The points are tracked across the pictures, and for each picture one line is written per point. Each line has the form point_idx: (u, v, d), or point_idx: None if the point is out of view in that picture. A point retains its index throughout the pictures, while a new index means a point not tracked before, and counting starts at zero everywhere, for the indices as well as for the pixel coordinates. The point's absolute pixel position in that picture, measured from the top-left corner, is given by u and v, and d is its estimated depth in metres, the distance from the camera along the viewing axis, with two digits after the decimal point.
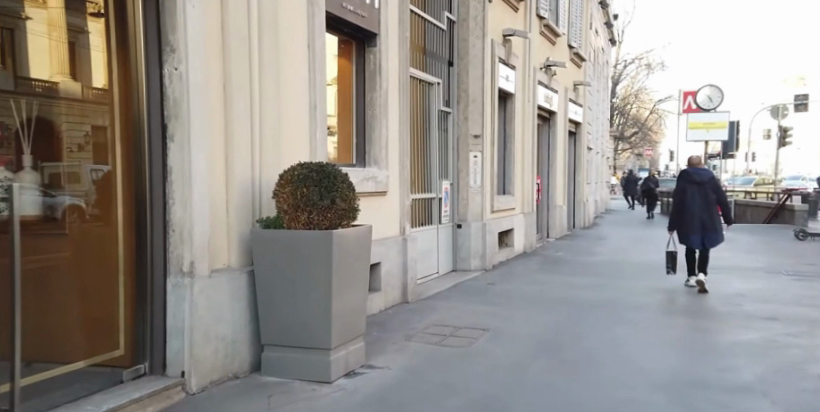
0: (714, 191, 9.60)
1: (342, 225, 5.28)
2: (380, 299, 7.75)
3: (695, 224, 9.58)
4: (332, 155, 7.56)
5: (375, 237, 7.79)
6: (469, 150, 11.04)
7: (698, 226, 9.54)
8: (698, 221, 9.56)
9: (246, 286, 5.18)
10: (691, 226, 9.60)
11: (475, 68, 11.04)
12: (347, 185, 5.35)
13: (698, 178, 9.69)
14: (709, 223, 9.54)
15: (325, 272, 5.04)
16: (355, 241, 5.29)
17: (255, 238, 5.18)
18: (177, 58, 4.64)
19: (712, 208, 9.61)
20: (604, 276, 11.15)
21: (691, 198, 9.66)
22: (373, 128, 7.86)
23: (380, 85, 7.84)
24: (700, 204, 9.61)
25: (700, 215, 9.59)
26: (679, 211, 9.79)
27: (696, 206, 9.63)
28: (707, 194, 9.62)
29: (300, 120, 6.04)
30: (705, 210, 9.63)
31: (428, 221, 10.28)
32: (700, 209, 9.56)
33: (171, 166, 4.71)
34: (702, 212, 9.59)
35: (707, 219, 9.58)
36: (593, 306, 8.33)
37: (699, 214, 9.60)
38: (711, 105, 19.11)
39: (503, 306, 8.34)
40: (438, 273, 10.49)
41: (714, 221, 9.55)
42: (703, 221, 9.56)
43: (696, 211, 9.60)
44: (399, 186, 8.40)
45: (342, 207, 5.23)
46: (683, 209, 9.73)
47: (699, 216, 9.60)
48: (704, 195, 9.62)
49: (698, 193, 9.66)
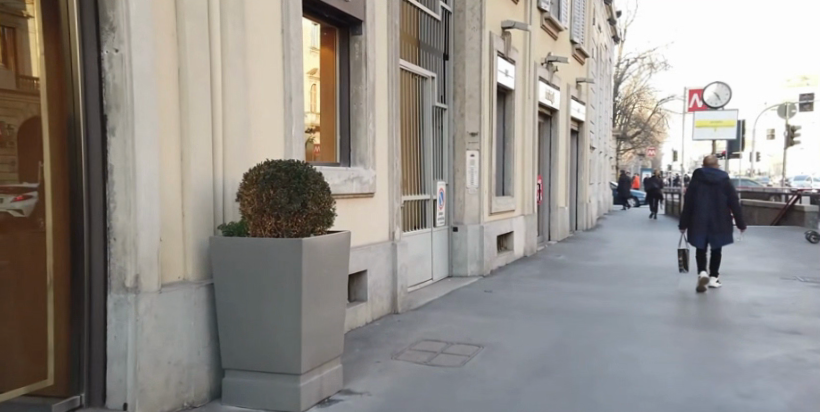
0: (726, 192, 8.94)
1: (315, 231, 4.66)
2: (365, 311, 7.12)
3: (701, 224, 8.99)
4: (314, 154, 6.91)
5: (361, 242, 7.15)
6: (465, 148, 10.40)
7: (703, 226, 8.95)
8: (705, 221, 8.96)
9: (205, 303, 4.54)
10: (697, 226, 9.03)
11: (472, 61, 10.42)
12: (320, 186, 4.71)
13: (711, 178, 9.06)
14: (715, 224, 8.93)
15: (294, 289, 4.41)
16: (328, 250, 4.65)
17: (215, 248, 4.55)
18: (118, 38, 4.01)
19: (721, 209, 8.99)
20: (609, 282, 10.49)
21: (700, 198, 9.05)
22: (358, 124, 7.21)
23: (366, 76, 7.19)
24: (709, 204, 8.99)
25: (707, 215, 8.98)
26: (688, 211, 9.19)
27: (704, 207, 9.02)
28: (718, 194, 8.99)
29: (270, 112, 5.44)
30: (713, 211, 9.01)
31: (421, 224, 9.64)
32: (708, 209, 8.94)
33: (112, 165, 4.08)
34: (710, 213, 8.98)
35: (715, 219, 8.97)
36: (598, 318, 7.70)
37: (708, 214, 9.00)
38: (719, 102, 18.28)
39: (502, 318, 7.69)
40: (432, 280, 9.85)
41: (723, 223, 8.95)
42: (710, 221, 8.96)
43: (704, 211, 9.00)
44: (388, 187, 7.76)
45: (314, 212, 4.60)
46: (692, 209, 9.12)
47: (706, 216, 9.00)
48: (715, 196, 8.99)
49: (708, 192, 9.04)
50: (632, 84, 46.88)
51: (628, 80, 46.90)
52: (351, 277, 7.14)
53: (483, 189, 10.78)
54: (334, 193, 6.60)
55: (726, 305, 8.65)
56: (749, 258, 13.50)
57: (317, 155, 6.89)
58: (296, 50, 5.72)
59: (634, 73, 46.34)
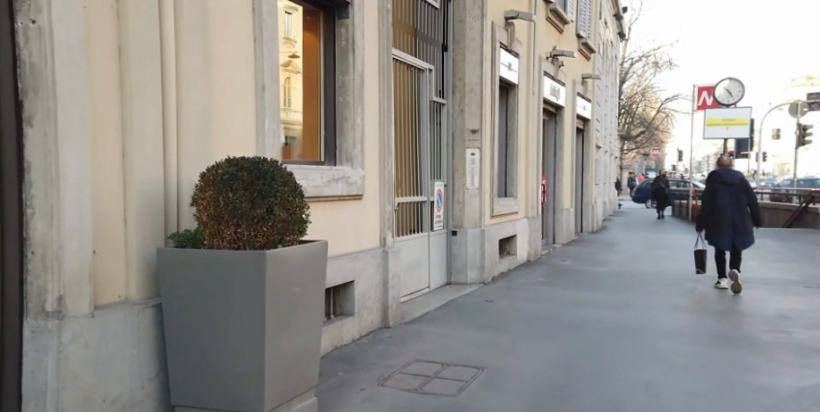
0: (746, 192, 8.98)
1: (284, 242, 3.93)
2: (352, 327, 6.38)
3: (727, 225, 8.96)
4: (295, 151, 6.17)
5: (347, 250, 6.43)
6: (465, 146, 9.67)
7: (729, 228, 8.91)
8: (730, 221, 8.95)
9: (151, 328, 3.84)
10: (722, 228, 8.98)
11: (472, 53, 9.69)
12: (291, 188, 3.99)
13: (729, 178, 9.09)
14: (739, 224, 8.94)
15: (254, 314, 3.70)
16: (298, 265, 3.94)
17: (162, 264, 3.84)
18: (37, 5, 3.31)
19: (743, 209, 9.03)
20: (620, 290, 9.75)
21: (722, 199, 9.03)
22: (344, 118, 6.49)
23: (353, 65, 6.47)
24: (731, 205, 8.97)
25: (731, 216, 8.98)
26: (709, 214, 9.16)
27: (727, 208, 9.01)
28: (739, 194, 9.01)
29: (238, 102, 4.73)
30: (735, 212, 9.03)
31: (417, 228, 8.93)
32: (732, 211, 8.92)
33: (30, 162, 3.37)
34: (733, 213, 8.98)
35: (738, 219, 9.01)
36: (611, 335, 6.98)
37: (731, 217, 8.96)
38: (730, 100, 18.16)
39: (504, 333, 6.98)
40: (428, 288, 9.14)
41: (746, 223, 8.97)
42: (735, 221, 8.96)
43: (727, 213, 8.96)
44: (379, 188, 7.05)
45: (282, 218, 3.88)
46: (715, 212, 9.08)
47: (729, 218, 8.99)
48: (736, 196, 8.98)
49: (729, 193, 9.03)
50: (637, 83, 46.22)
51: (632, 78, 46.24)
52: (336, 289, 6.42)
53: (484, 190, 10.06)
54: (317, 196, 5.87)
55: (749, 318, 7.94)
56: (764, 263, 12.79)
57: (298, 153, 6.15)
58: (271, 31, 5.01)
59: (637, 72, 45.69)
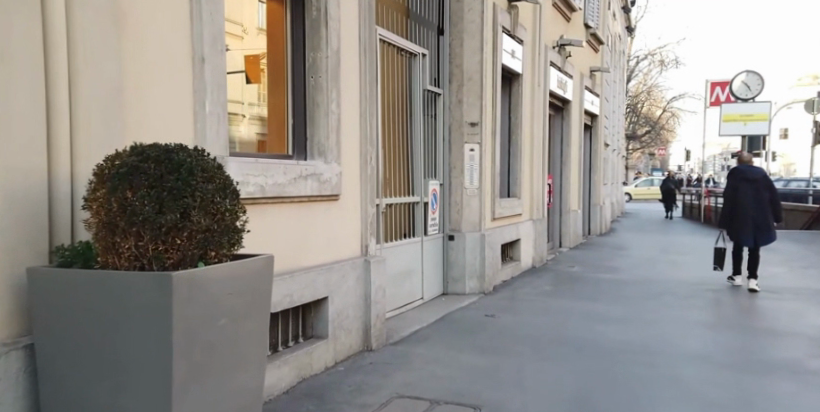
0: (769, 189, 8.73)
1: (207, 258, 2.88)
2: (326, 352, 5.37)
3: (748, 223, 8.72)
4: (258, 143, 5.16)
5: (320, 261, 5.40)
6: (464, 141, 8.64)
7: (750, 225, 8.69)
8: (751, 219, 8.71)
9: (23, 376, 2.91)
10: (743, 226, 8.74)
11: (471, 36, 8.64)
12: (217, 185, 2.94)
13: (751, 175, 8.80)
14: (762, 222, 8.70)
15: (155, 359, 2.68)
16: (225, 287, 2.90)
17: (34, 288, 2.84)
18: None
19: (766, 207, 8.75)
20: (637, 302, 8.72)
21: (743, 197, 8.75)
22: (316, 104, 5.47)
23: (327, 40, 5.45)
24: (754, 202, 8.73)
25: (753, 213, 8.73)
26: (730, 211, 8.89)
27: (749, 205, 8.74)
28: (761, 192, 8.74)
29: (165, 76, 3.76)
30: (757, 210, 8.76)
31: (409, 233, 7.89)
32: (754, 208, 8.69)
33: None
34: (755, 211, 8.72)
35: (759, 216, 8.76)
36: (630, 362, 5.97)
37: (753, 214, 8.74)
38: (748, 94, 17.22)
39: (507, 358, 5.97)
40: (421, 300, 8.12)
41: (769, 221, 8.72)
42: (757, 219, 8.72)
43: (750, 210, 8.72)
44: (361, 187, 6.01)
45: (203, 225, 2.83)
46: (736, 209, 8.82)
47: (752, 215, 8.74)
48: (758, 193, 8.73)
49: (751, 191, 8.76)
50: (642, 81, 45.30)
51: (637, 78, 45.33)
52: (307, 306, 5.38)
53: (484, 190, 9.01)
54: (279, 195, 4.81)
55: (788, 337, 6.94)
56: (791, 269, 11.75)
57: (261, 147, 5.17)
58: None
59: (643, 70, 44.78)
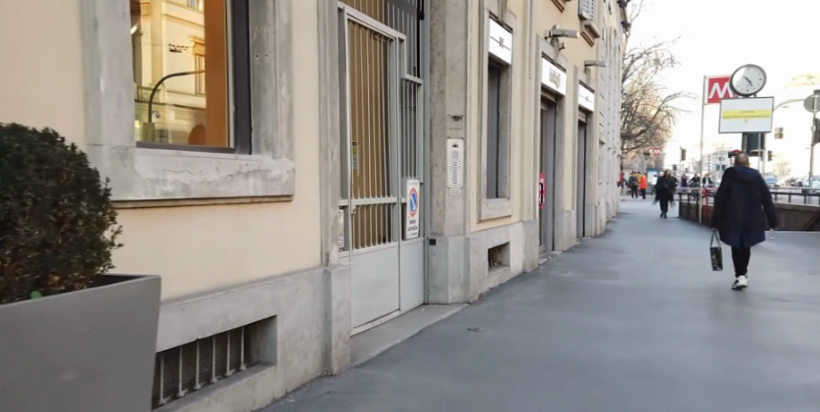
0: (762, 191, 8.02)
1: (45, 286, 2.13)
2: (274, 381, 4.53)
3: (736, 222, 8.03)
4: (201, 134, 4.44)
5: (267, 274, 4.56)
6: (446, 136, 7.80)
7: (737, 224, 8.02)
8: (740, 219, 8.01)
9: None
10: (730, 225, 8.07)
11: (455, 21, 7.79)
12: (65, 183, 2.18)
13: (744, 176, 8.12)
14: (750, 221, 8.00)
15: None
16: (68, 324, 2.13)
17: None
18: None
19: (757, 208, 8.04)
20: (637, 313, 7.90)
21: (734, 197, 8.07)
22: (262, 89, 4.62)
23: (273, 13, 4.60)
24: (745, 203, 8.03)
25: (743, 213, 8.03)
26: (720, 210, 8.23)
27: (739, 205, 8.06)
28: (753, 194, 8.03)
29: (34, 41, 2.93)
30: (748, 211, 8.06)
31: (383, 238, 7.04)
32: (744, 209, 8.00)
33: None
34: (745, 212, 8.03)
35: (750, 217, 8.06)
36: (631, 387, 5.17)
37: (743, 215, 8.03)
38: (749, 90, 16.46)
39: (488, 383, 5.15)
40: (398, 312, 7.28)
41: (759, 222, 8.02)
42: (746, 219, 8.02)
43: (739, 210, 8.03)
44: (320, 187, 5.16)
45: (37, 238, 2.08)
46: (726, 208, 8.15)
47: (741, 215, 8.04)
48: (750, 194, 8.03)
49: (743, 192, 8.07)
50: (637, 80, 44.50)
51: (633, 77, 44.51)
52: (253, 327, 4.55)
53: (469, 190, 8.17)
54: (208, 197, 3.97)
55: (807, 355, 6.15)
56: (799, 274, 10.96)
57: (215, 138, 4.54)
58: None
59: (638, 69, 43.99)
